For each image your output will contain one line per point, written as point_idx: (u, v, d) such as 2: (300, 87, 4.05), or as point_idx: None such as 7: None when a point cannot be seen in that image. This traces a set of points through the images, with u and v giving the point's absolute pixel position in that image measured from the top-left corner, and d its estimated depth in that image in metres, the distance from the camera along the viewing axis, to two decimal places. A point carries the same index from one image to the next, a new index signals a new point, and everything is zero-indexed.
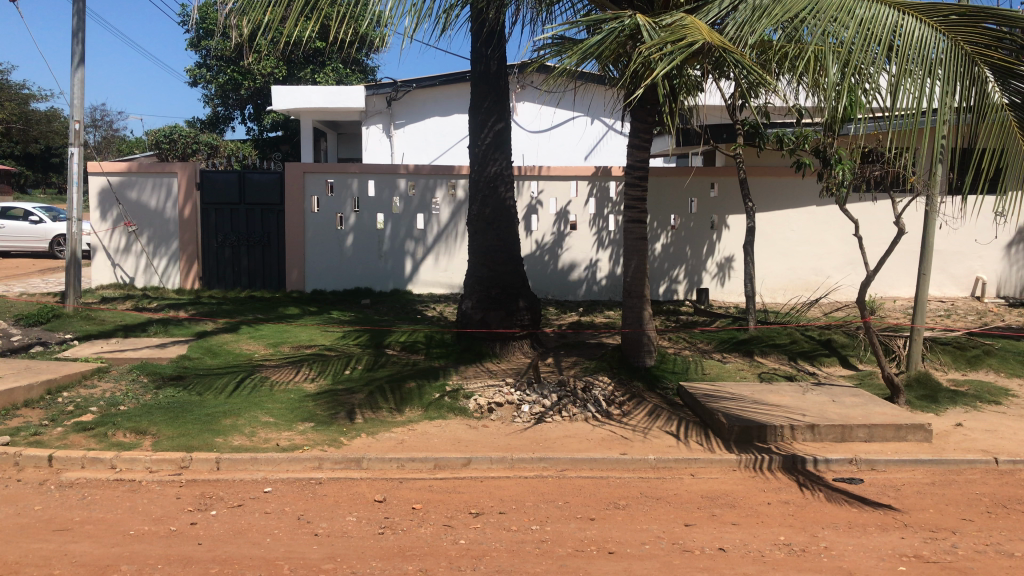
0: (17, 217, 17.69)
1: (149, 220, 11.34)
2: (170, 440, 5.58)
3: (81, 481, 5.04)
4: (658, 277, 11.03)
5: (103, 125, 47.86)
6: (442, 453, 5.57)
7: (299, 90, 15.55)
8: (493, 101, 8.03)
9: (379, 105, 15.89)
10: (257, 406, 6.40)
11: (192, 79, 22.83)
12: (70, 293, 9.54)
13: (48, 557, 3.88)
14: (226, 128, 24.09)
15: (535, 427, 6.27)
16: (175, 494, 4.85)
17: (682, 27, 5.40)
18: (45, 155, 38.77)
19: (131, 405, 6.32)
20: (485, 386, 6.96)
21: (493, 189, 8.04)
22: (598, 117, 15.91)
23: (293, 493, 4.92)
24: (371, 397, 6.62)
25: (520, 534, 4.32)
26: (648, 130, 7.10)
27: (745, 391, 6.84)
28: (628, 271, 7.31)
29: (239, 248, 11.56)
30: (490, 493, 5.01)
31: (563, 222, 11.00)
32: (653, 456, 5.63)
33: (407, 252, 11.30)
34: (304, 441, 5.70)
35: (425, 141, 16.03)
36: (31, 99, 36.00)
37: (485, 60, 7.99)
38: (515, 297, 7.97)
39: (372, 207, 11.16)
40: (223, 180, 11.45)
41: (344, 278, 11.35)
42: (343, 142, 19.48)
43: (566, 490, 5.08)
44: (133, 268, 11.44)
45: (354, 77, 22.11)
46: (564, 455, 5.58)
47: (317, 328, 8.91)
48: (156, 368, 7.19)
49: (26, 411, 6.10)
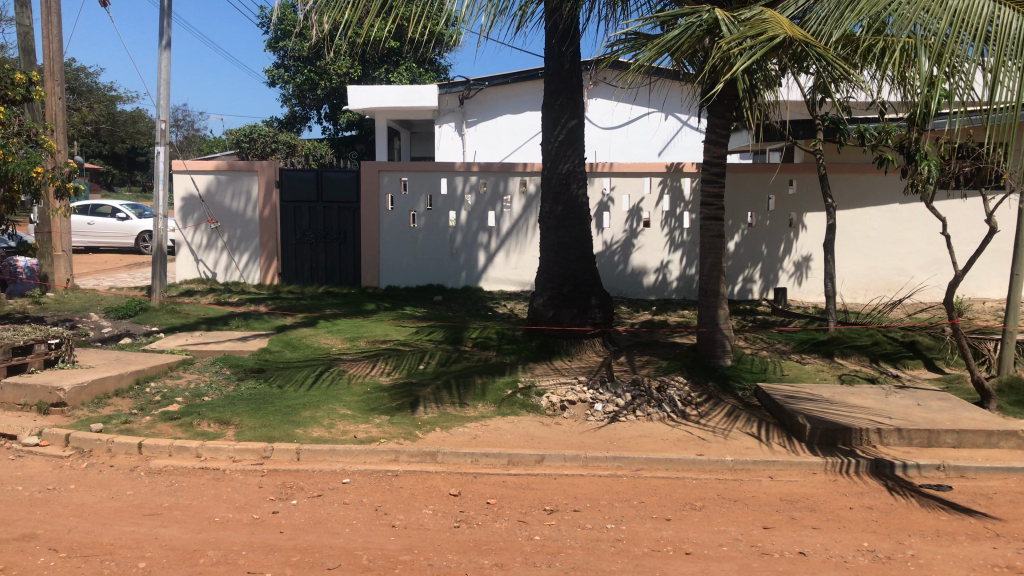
0: (105, 215, 18.42)
1: (230, 218, 11.71)
2: (253, 430, 5.73)
3: (169, 468, 5.21)
4: (733, 276, 10.86)
5: (184, 124, 49.36)
6: (516, 449, 5.59)
7: (374, 90, 15.86)
8: (567, 98, 8.02)
9: (452, 103, 16.04)
10: (335, 399, 6.52)
11: (271, 79, 23.42)
12: (157, 286, 9.85)
13: (140, 541, 4.03)
14: (302, 128, 24.58)
15: (609, 426, 6.23)
16: (257, 483, 4.98)
17: (762, 21, 5.39)
18: (132, 155, 40.39)
19: (215, 395, 6.52)
20: (557, 383, 6.95)
21: (566, 186, 8.03)
22: (673, 112, 15.74)
23: (371, 485, 5.00)
24: (441, 392, 6.68)
25: (596, 532, 4.30)
26: (726, 126, 6.96)
27: (826, 393, 6.68)
28: (704, 269, 7.20)
29: (317, 245, 11.80)
30: (565, 490, 5.01)
31: (636, 219, 10.93)
32: (730, 457, 5.53)
33: (479, 248, 11.35)
34: (380, 434, 5.78)
35: (497, 138, 16.08)
36: (118, 100, 37.31)
37: (559, 57, 7.97)
38: (588, 294, 7.93)
39: (444, 203, 11.27)
40: (301, 179, 11.66)
41: (416, 274, 11.49)
42: (417, 140, 19.74)
43: (642, 490, 5.04)
44: (215, 263, 11.85)
45: (428, 76, 22.29)
46: (639, 454, 5.53)
47: (391, 323, 9.06)
48: (238, 360, 7.41)
49: (118, 400, 6.36)
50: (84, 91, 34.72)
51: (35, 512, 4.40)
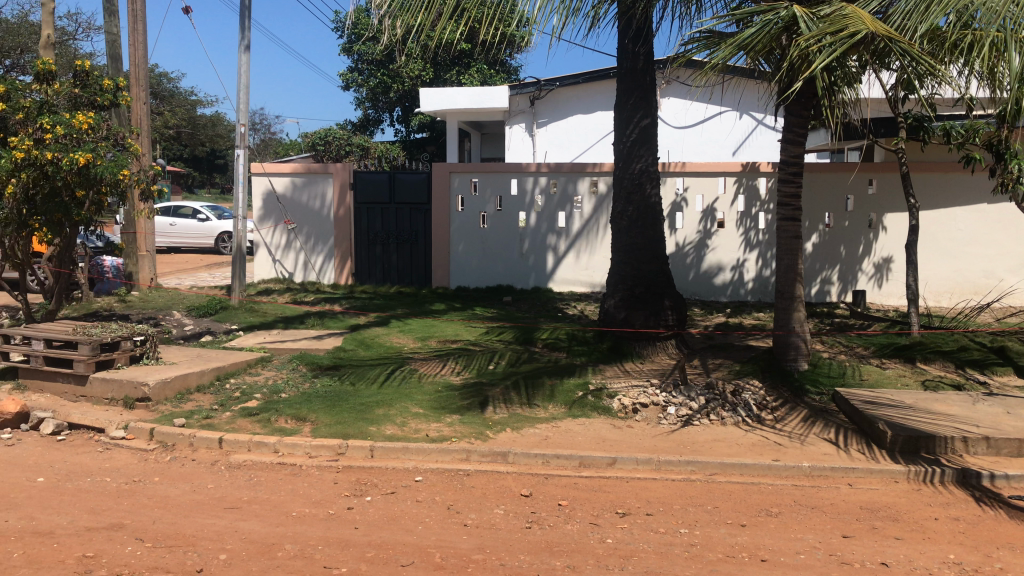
0: (186, 216, 19.00)
1: (306, 220, 11.95)
2: (328, 427, 5.83)
3: (248, 462, 5.34)
4: (811, 278, 10.62)
5: (261, 128, 50.61)
6: (588, 451, 5.56)
7: (446, 92, 16.02)
8: (639, 98, 7.95)
9: (523, 104, 16.12)
10: (407, 397, 6.59)
11: (345, 82, 23.80)
12: (236, 285, 10.12)
13: (221, 533, 4.14)
14: (375, 131, 24.94)
15: (682, 429, 6.15)
16: (333, 479, 5.07)
17: (843, 17, 5.27)
18: (211, 158, 41.60)
19: (292, 392, 6.66)
20: (629, 386, 6.89)
21: (639, 186, 7.97)
22: (748, 111, 15.46)
23: (443, 483, 5.04)
24: (511, 392, 6.70)
25: (669, 536, 4.25)
26: (804, 124, 6.81)
27: (908, 399, 6.47)
28: (780, 271, 7.05)
29: (389, 246, 11.96)
30: (637, 493, 4.96)
31: (710, 219, 10.78)
32: (807, 463, 5.41)
33: (548, 249, 11.32)
34: (452, 433, 5.83)
35: (568, 138, 16.04)
36: (199, 104, 38.46)
37: (632, 56, 7.91)
38: (660, 296, 7.85)
39: (515, 204, 11.29)
40: (374, 181, 11.84)
41: (486, 275, 11.55)
42: (487, 141, 19.83)
43: (716, 495, 4.96)
44: (291, 263, 12.12)
45: (499, 77, 22.36)
46: (713, 459, 5.45)
47: (462, 323, 9.12)
48: (314, 358, 7.56)
49: (199, 396, 6.55)
50: (166, 95, 35.87)
51: (122, 503, 4.56)
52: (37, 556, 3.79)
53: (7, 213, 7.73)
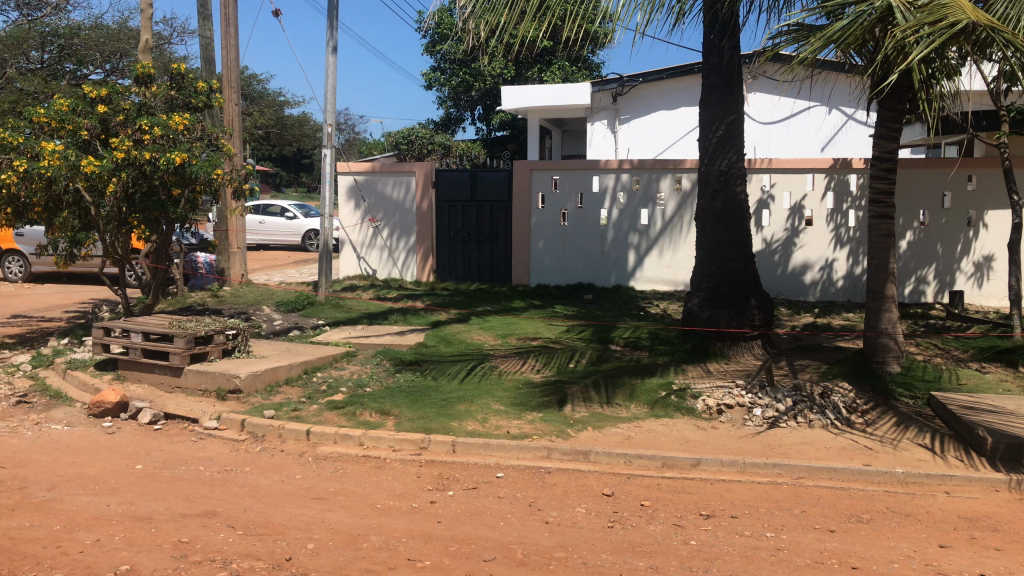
0: (275, 214, 19.54)
1: (389, 218, 12.19)
2: (411, 422, 5.91)
3: (334, 454, 5.46)
4: (905, 277, 10.26)
5: (345, 128, 51.64)
6: (671, 451, 5.49)
7: (527, 89, 16.03)
8: (725, 93, 7.79)
9: (605, 101, 16.07)
10: (489, 394, 6.63)
11: (428, 82, 24.08)
12: (323, 281, 10.35)
13: (309, 523, 4.24)
14: (457, 129, 25.16)
15: (768, 432, 6.02)
16: (416, 473, 5.14)
17: (942, 6, 5.07)
18: (297, 158, 42.72)
19: (376, 386, 6.78)
20: (713, 386, 6.77)
21: (725, 183, 7.82)
22: (838, 105, 14.93)
23: (525, 480, 5.05)
24: (592, 391, 6.67)
25: (754, 540, 4.16)
26: (898, 119, 6.58)
27: (1009, 405, 6.18)
28: (872, 270, 6.83)
29: (470, 243, 12.03)
30: (721, 496, 4.88)
31: (797, 217, 10.52)
32: (901, 469, 5.22)
33: (630, 247, 11.21)
34: (533, 430, 5.84)
35: (650, 135, 15.85)
36: (287, 106, 39.51)
37: (718, 51, 7.75)
38: (746, 295, 7.70)
39: (596, 201, 11.23)
40: (456, 178, 11.94)
41: (566, 273, 11.50)
42: (569, 138, 19.79)
43: (803, 499, 4.84)
44: (375, 261, 12.37)
45: (581, 74, 22.27)
46: (801, 462, 5.31)
47: (543, 321, 9.12)
48: (397, 353, 7.67)
49: (287, 388, 6.73)
50: (255, 97, 36.94)
51: (215, 491, 4.72)
52: (137, 539, 3.95)
53: (108, 211, 7.94)
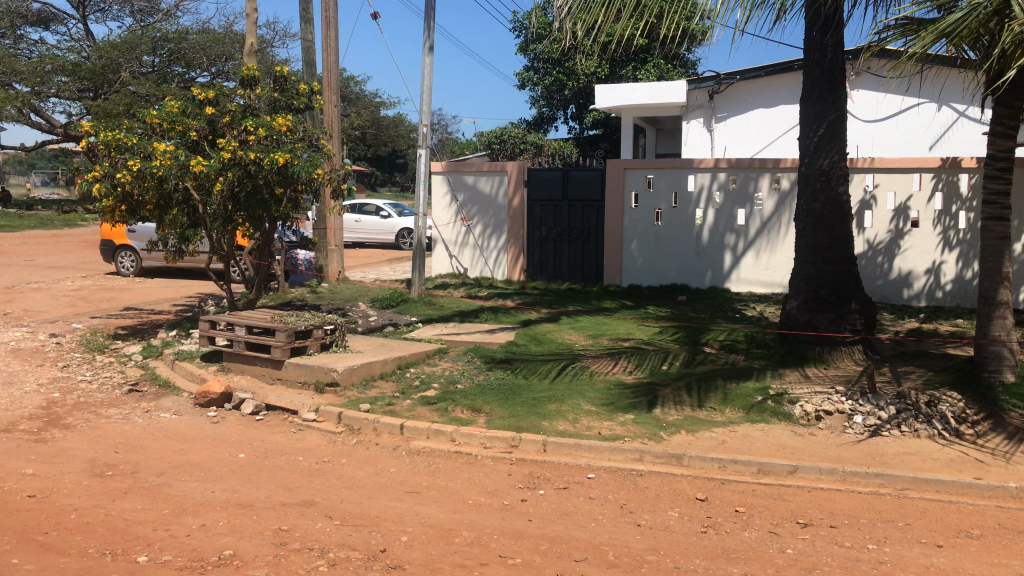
0: (370, 213, 19.98)
1: (481, 217, 12.36)
2: (502, 420, 5.95)
3: (426, 449, 5.54)
4: (1020, 282, 9.76)
5: (439, 128, 52.36)
6: (767, 457, 5.36)
7: (622, 88, 15.91)
8: (828, 90, 7.55)
9: (701, 99, 15.83)
10: (580, 394, 6.61)
11: (521, 82, 24.19)
12: (416, 279, 10.51)
13: (402, 516, 4.31)
14: (549, 129, 25.20)
15: (870, 441, 5.82)
16: (507, 470, 5.17)
17: None
18: (392, 158, 43.58)
19: (467, 384, 6.85)
20: (812, 392, 6.57)
21: (827, 182, 7.58)
22: (949, 101, 14.27)
23: (616, 482, 5.01)
24: (685, 393, 6.57)
25: (855, 552, 4.02)
26: (1015, 115, 6.26)
27: None
28: (985, 274, 6.52)
29: (562, 242, 12.02)
30: (819, 505, 4.73)
31: (902, 218, 10.14)
32: (1014, 484, 4.96)
33: (726, 248, 11.00)
34: (625, 432, 5.79)
35: (748, 133, 15.53)
36: (383, 106, 40.34)
37: (821, 48, 7.54)
38: (847, 299, 7.46)
39: (691, 200, 11.08)
40: (549, 177, 11.97)
41: (659, 273, 11.37)
42: (663, 137, 19.57)
43: (908, 512, 4.65)
44: (467, 259, 12.56)
45: (676, 72, 21.98)
46: (905, 473, 5.11)
47: (635, 322, 9.05)
48: (488, 351, 7.73)
49: (381, 383, 6.87)
50: (353, 98, 37.83)
51: (313, 481, 4.85)
52: (240, 525, 4.09)
53: (215, 210, 8.29)
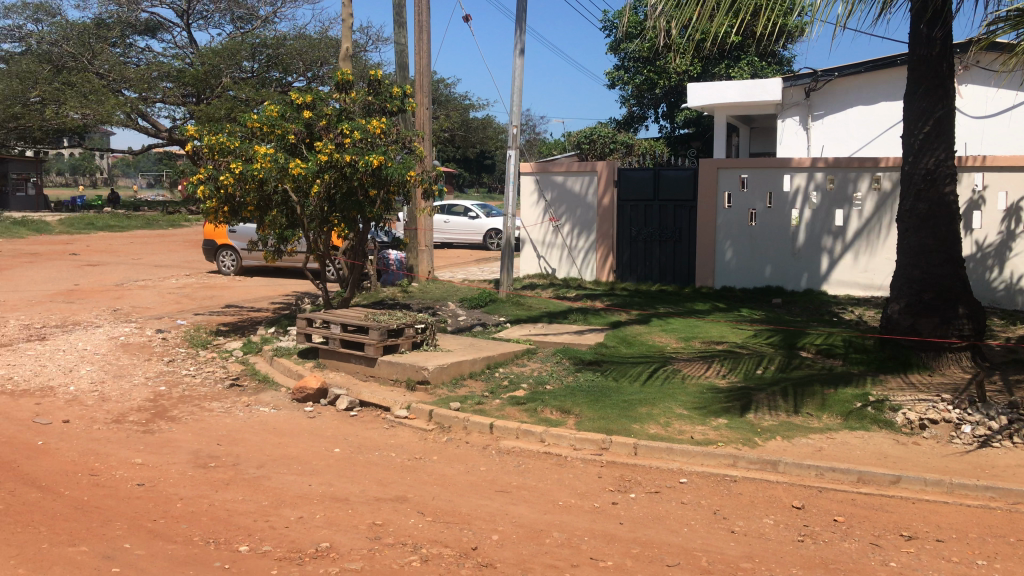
0: (459, 214, 20.19)
1: (571, 217, 12.34)
2: (592, 421, 5.93)
3: (516, 449, 5.56)
4: None
5: (527, 129, 52.51)
6: (868, 466, 5.19)
7: (715, 86, 15.66)
8: (934, 87, 7.25)
9: (798, 96, 15.42)
10: (671, 397, 6.53)
11: (611, 81, 24.03)
12: (505, 279, 10.57)
13: (493, 514, 4.34)
14: (639, 128, 24.97)
15: (979, 452, 5.55)
16: (597, 472, 5.14)
17: None
18: (481, 159, 43.93)
19: (557, 384, 6.84)
20: (915, 399, 6.31)
21: (932, 182, 7.28)
22: None
23: (709, 487, 4.92)
24: (781, 398, 6.41)
25: (963, 567, 3.85)
26: None
27: None
28: None
29: (652, 242, 11.89)
30: (925, 517, 4.55)
31: (1014, 219, 9.64)
32: None
33: (823, 250, 10.69)
34: (718, 437, 5.69)
35: (846, 131, 15.05)
36: (472, 108, 40.72)
37: (927, 43, 7.24)
38: (953, 303, 7.15)
39: (786, 201, 10.81)
40: (640, 177, 11.87)
41: (753, 275, 11.13)
42: (756, 136, 19.15)
43: (1021, 527, 4.42)
44: (554, 260, 12.53)
45: (771, 68, 21.46)
46: (1017, 486, 4.85)
47: (728, 325, 8.87)
48: (577, 352, 7.71)
49: (471, 382, 6.93)
50: (443, 101, 38.31)
51: (406, 477, 4.93)
52: (336, 519, 4.19)
53: (312, 210, 8.50)
